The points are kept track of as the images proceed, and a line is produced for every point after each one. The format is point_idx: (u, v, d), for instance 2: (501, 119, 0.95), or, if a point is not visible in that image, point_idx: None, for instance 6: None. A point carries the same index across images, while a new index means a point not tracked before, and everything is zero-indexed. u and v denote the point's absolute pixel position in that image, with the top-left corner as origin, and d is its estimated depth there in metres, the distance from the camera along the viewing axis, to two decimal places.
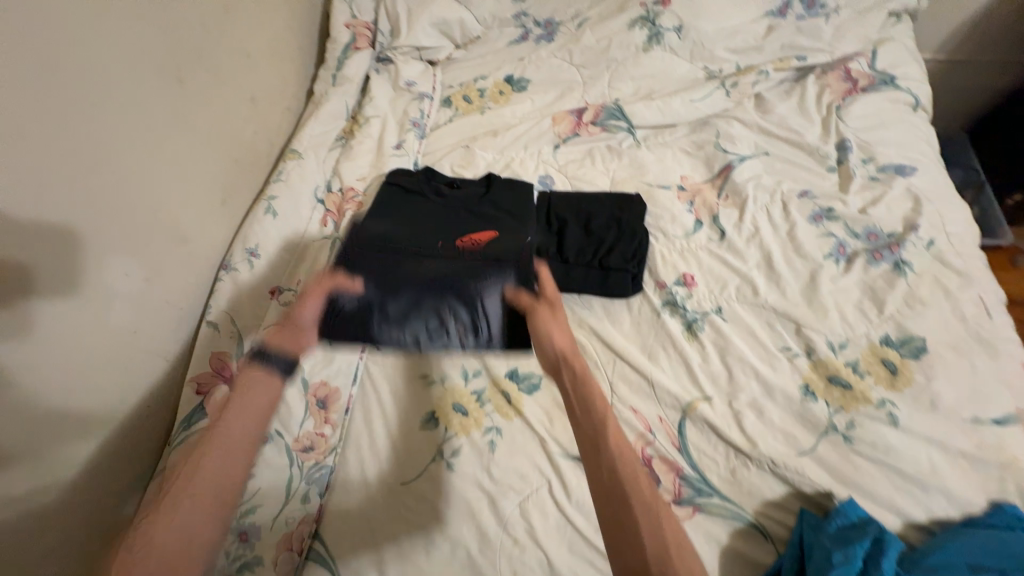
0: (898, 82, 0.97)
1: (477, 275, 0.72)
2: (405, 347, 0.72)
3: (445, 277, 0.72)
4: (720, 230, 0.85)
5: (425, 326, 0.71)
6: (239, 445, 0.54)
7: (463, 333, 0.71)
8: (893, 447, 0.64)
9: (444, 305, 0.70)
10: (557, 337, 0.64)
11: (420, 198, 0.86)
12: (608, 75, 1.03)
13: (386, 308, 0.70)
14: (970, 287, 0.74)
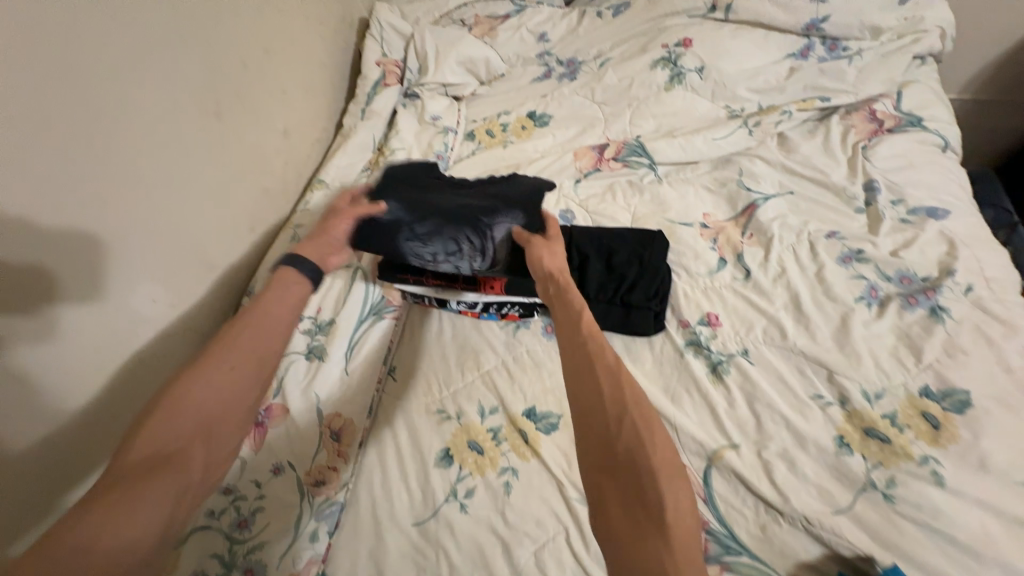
0: (926, 123, 0.96)
1: (490, 210, 0.81)
2: (425, 263, 0.78)
3: (462, 208, 0.81)
4: (745, 269, 0.83)
5: (444, 246, 0.78)
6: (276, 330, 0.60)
7: (473, 256, 0.79)
8: (939, 508, 0.60)
9: (461, 230, 0.79)
10: (552, 256, 0.74)
11: (444, 186, 0.86)
12: (630, 112, 1.05)
13: (414, 227, 0.77)
14: (1015, 336, 0.71)
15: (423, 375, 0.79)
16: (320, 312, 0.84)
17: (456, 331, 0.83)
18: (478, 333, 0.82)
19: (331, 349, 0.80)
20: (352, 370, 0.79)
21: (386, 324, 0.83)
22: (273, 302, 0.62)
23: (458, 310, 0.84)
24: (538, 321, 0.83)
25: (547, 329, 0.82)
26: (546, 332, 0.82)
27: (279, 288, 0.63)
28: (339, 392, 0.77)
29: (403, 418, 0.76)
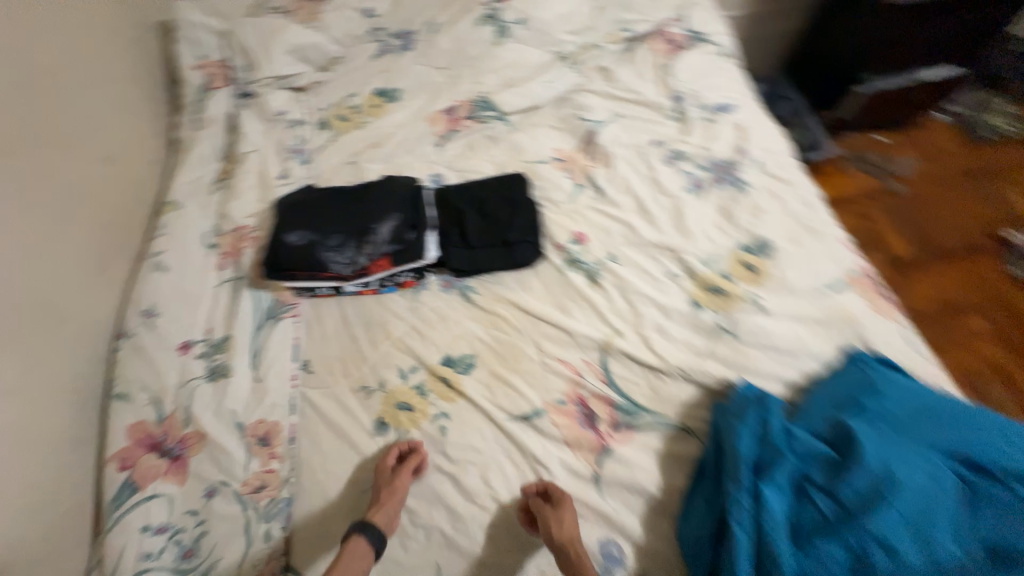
0: (708, 37, 1.16)
1: (376, 207, 0.87)
2: (347, 267, 0.83)
3: (356, 212, 0.86)
4: (597, 187, 0.96)
5: (354, 249, 0.83)
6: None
7: (367, 250, 0.83)
8: (764, 328, 0.78)
9: (360, 230, 0.84)
10: (566, 523, 0.65)
11: (330, 192, 0.90)
12: (470, 73, 1.11)
13: (325, 242, 0.83)
14: (793, 191, 0.93)
15: (337, 359, 0.81)
16: (211, 333, 0.82)
17: (360, 311, 0.85)
18: (381, 307, 0.85)
19: (234, 364, 0.78)
20: (262, 376, 0.78)
21: (287, 324, 0.83)
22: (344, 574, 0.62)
23: (357, 291, 0.86)
24: (436, 281, 0.88)
25: (446, 284, 0.88)
26: (445, 287, 0.88)
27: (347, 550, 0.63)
28: (254, 401, 0.76)
29: (326, 403, 0.77)
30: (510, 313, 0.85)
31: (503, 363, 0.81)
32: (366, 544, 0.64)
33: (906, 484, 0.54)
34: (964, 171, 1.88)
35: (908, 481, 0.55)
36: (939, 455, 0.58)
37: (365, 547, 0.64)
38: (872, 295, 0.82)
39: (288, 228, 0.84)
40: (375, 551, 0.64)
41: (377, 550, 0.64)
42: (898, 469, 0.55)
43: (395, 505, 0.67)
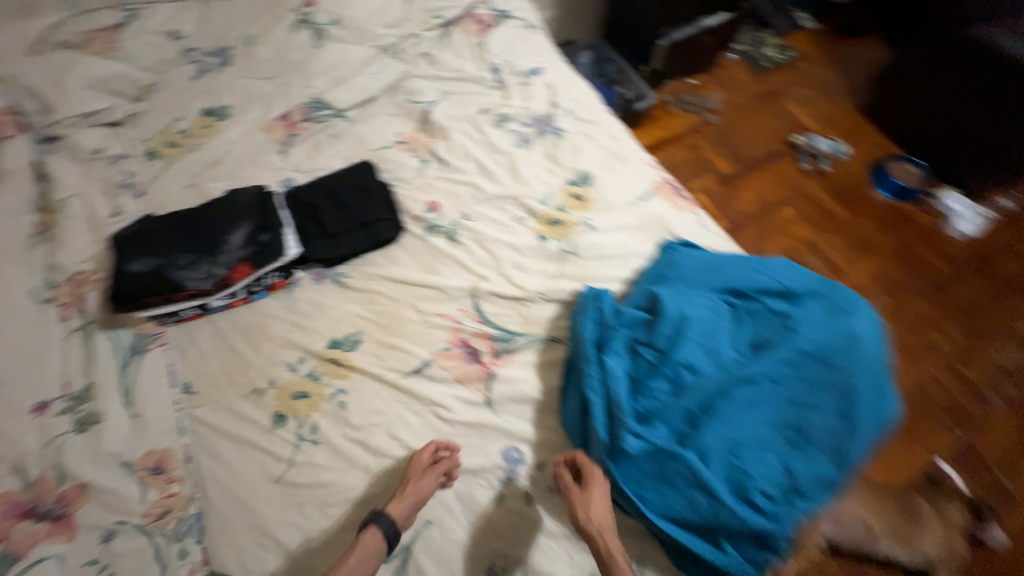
0: (511, 13, 1.30)
1: (224, 219, 0.87)
2: (205, 282, 0.83)
3: (203, 228, 0.86)
4: (440, 159, 1.06)
5: (209, 263, 0.84)
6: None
7: (222, 261, 0.84)
8: (597, 243, 0.95)
9: (210, 244, 0.85)
10: (594, 506, 0.65)
11: (171, 216, 0.89)
12: (297, 78, 1.14)
13: (175, 263, 0.82)
14: (601, 130, 1.11)
15: (221, 372, 0.82)
16: (69, 385, 0.76)
17: (234, 322, 0.86)
18: (257, 313, 0.87)
19: (103, 407, 0.75)
20: (140, 410, 0.76)
21: (156, 354, 0.81)
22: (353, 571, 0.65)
23: (225, 305, 0.87)
24: (307, 275, 0.92)
25: (317, 276, 0.92)
26: (317, 279, 0.92)
27: (362, 536, 0.67)
28: (136, 437, 0.74)
29: (218, 415, 0.78)
30: (385, 286, 0.92)
31: (388, 331, 0.87)
32: (379, 533, 0.67)
33: (694, 320, 0.72)
34: (756, 96, 2.30)
35: (695, 317, 0.72)
36: (715, 293, 0.76)
37: (377, 537, 0.67)
38: (672, 197, 1.02)
39: (129, 259, 0.82)
40: (388, 542, 0.67)
41: (391, 542, 0.67)
42: (687, 311, 0.73)
43: (417, 501, 0.70)
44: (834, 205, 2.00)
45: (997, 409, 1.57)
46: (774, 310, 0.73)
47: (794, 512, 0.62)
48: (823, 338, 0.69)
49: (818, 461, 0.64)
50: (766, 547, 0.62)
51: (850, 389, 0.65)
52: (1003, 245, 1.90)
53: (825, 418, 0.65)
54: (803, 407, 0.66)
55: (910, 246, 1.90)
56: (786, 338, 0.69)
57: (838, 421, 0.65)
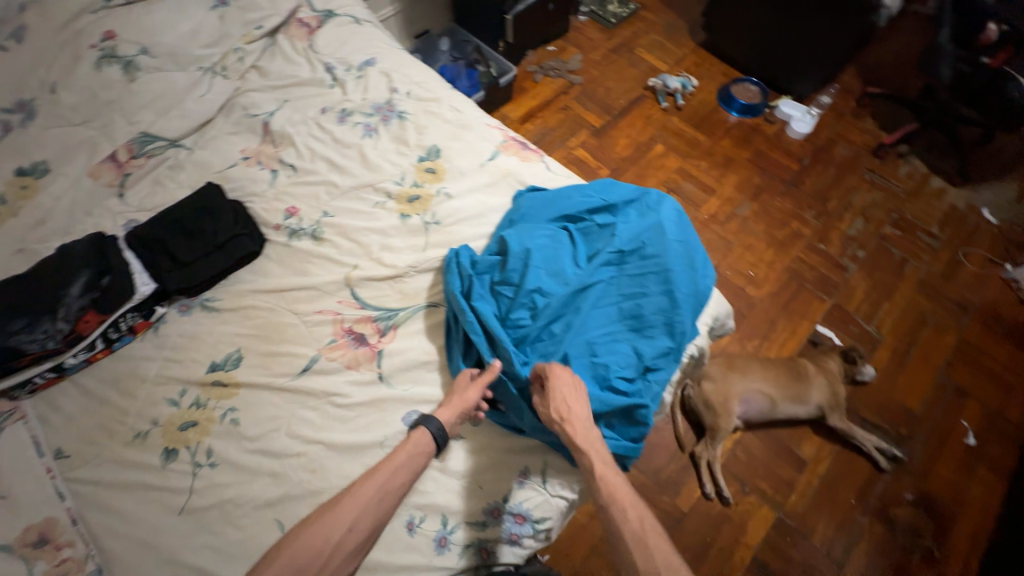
0: (336, 11, 1.30)
1: (56, 273, 0.83)
2: (51, 341, 0.79)
3: (33, 287, 0.81)
4: (291, 165, 1.06)
5: (49, 321, 0.79)
6: (398, 479, 0.69)
7: (65, 314, 0.80)
8: (455, 208, 1.00)
9: (45, 301, 0.80)
10: (570, 400, 0.70)
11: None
12: (117, 116, 1.08)
13: (7, 330, 0.77)
14: (443, 104, 1.15)
15: (96, 427, 0.79)
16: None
17: (100, 376, 0.83)
18: (124, 360, 0.85)
19: None
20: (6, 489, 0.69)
21: (14, 430, 0.76)
22: (404, 465, 0.70)
23: (86, 362, 0.83)
24: (171, 310, 0.90)
25: (183, 307, 0.90)
26: (183, 311, 0.90)
27: (413, 436, 0.73)
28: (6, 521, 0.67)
29: (101, 469, 0.76)
30: (258, 299, 0.92)
31: (269, 341, 0.88)
32: (428, 434, 0.73)
33: (539, 250, 0.80)
34: (610, 50, 2.46)
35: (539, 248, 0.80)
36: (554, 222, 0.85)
37: (427, 437, 0.73)
38: (518, 151, 1.10)
39: None
40: (435, 443, 0.73)
41: (439, 444, 0.73)
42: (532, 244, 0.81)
43: (461, 410, 0.75)
44: (695, 133, 2.20)
45: (853, 272, 1.84)
46: (602, 225, 0.85)
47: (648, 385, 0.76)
48: (640, 237, 0.81)
49: (656, 336, 0.77)
50: (633, 419, 0.76)
51: (669, 274, 0.79)
52: (834, 134, 2.20)
53: (655, 300, 0.78)
54: (637, 299, 0.78)
55: (764, 153, 2.14)
56: (613, 245, 0.80)
57: (666, 303, 0.78)
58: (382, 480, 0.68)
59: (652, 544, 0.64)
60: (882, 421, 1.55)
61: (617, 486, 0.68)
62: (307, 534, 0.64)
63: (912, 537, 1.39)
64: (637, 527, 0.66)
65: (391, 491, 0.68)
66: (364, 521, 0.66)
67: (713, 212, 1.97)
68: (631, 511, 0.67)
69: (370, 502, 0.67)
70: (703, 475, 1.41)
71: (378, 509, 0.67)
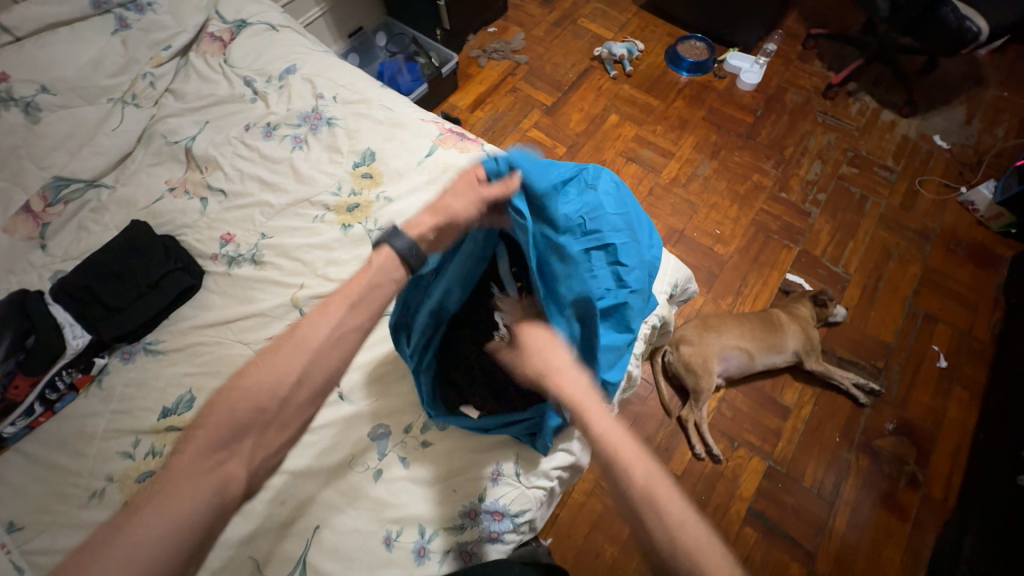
0: (248, 19, 1.23)
1: None
2: None
3: None
4: (221, 190, 1.01)
5: None
6: (352, 320, 0.66)
7: None
8: (397, 211, 0.97)
9: None
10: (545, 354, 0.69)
11: None
12: (26, 162, 1.00)
13: None
14: (372, 104, 1.10)
15: (50, 494, 0.76)
16: None
17: (46, 440, 0.80)
18: (69, 420, 0.81)
19: None
20: None
21: None
22: (361, 301, 0.68)
23: (28, 427, 0.80)
24: (114, 359, 0.86)
25: (126, 355, 0.87)
26: (126, 359, 0.86)
27: (376, 258, 0.70)
28: None
29: (58, 537, 0.72)
30: (203, 334, 0.89)
31: (221, 376, 0.84)
32: (393, 249, 0.70)
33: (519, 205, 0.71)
34: (552, 24, 2.39)
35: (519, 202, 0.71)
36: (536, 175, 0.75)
37: (393, 255, 0.70)
38: (456, 142, 1.06)
39: None
40: (403, 254, 0.70)
41: (405, 262, 0.71)
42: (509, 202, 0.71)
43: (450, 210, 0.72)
44: (647, 98, 2.17)
45: (817, 216, 1.86)
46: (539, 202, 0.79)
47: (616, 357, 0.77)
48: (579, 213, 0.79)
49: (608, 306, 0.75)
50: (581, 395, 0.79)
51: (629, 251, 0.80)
52: (784, 81, 2.19)
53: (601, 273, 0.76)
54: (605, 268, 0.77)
55: (717, 109, 2.12)
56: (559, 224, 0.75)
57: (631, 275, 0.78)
58: (336, 318, 0.66)
59: (662, 497, 0.59)
60: (858, 357, 1.59)
61: (618, 443, 0.62)
62: (247, 390, 0.60)
63: (898, 465, 1.42)
64: (645, 486, 0.60)
65: (345, 331, 0.66)
66: (314, 369, 0.64)
67: (673, 175, 1.96)
68: (636, 466, 0.61)
69: (320, 347, 0.64)
70: (691, 437, 1.43)
71: (329, 358, 0.65)
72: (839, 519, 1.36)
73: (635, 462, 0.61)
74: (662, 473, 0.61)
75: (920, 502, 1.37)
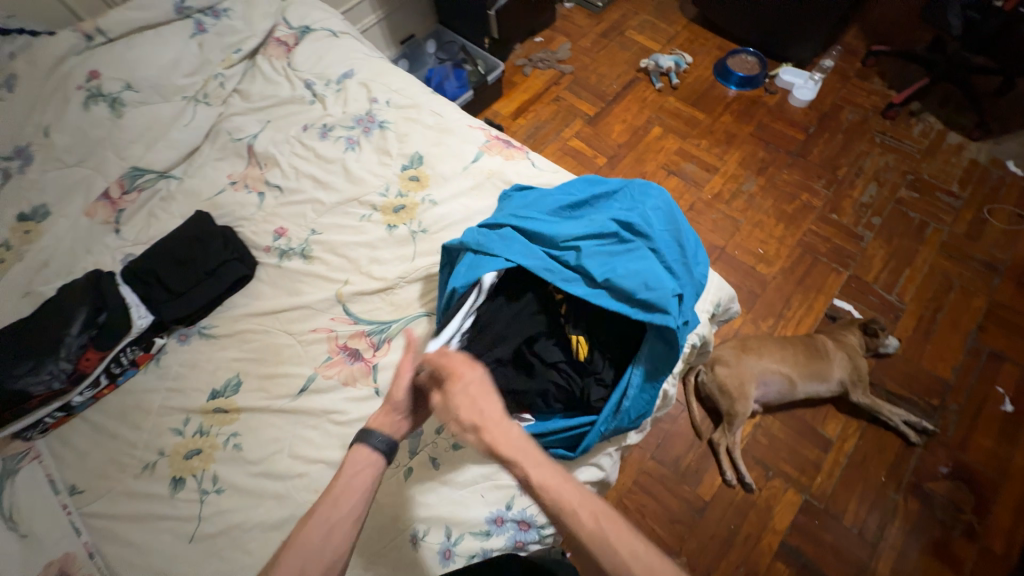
0: (313, 26, 1.29)
1: (58, 316, 0.84)
2: (55, 381, 0.81)
3: (36, 330, 0.83)
4: (277, 186, 1.07)
5: (50, 362, 0.81)
6: (343, 508, 0.64)
7: (64, 356, 0.82)
8: (439, 214, 1.00)
9: (46, 346, 0.81)
10: (463, 409, 0.65)
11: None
12: (109, 152, 1.08)
13: (14, 370, 0.79)
14: (423, 109, 1.13)
15: (107, 461, 0.81)
16: None
17: (109, 411, 0.86)
18: (128, 393, 0.87)
19: None
20: (28, 528, 0.73)
21: (31, 470, 0.80)
22: (349, 487, 0.65)
23: (92, 399, 0.86)
24: (171, 340, 0.92)
25: (182, 336, 0.92)
26: (183, 340, 0.92)
27: (351, 456, 0.69)
28: (32, 555, 0.71)
29: (115, 502, 0.77)
30: (252, 321, 0.93)
31: (266, 364, 0.88)
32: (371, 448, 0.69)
33: (524, 258, 0.79)
34: (600, 35, 2.39)
35: (524, 256, 0.79)
36: (530, 221, 0.84)
37: (368, 453, 0.68)
38: (502, 150, 1.07)
39: None
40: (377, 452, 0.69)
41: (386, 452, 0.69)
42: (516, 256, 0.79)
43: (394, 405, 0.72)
44: (693, 111, 2.12)
45: (870, 241, 1.76)
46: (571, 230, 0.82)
47: (634, 401, 0.77)
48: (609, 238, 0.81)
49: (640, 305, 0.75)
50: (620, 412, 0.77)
51: (647, 250, 0.80)
52: (840, 99, 2.09)
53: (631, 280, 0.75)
54: (646, 274, 0.76)
55: (767, 125, 2.05)
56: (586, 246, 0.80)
57: (665, 280, 0.76)
58: (326, 514, 0.63)
59: (610, 536, 0.57)
60: (910, 392, 1.48)
61: (561, 490, 0.59)
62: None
63: (952, 512, 1.31)
64: (592, 528, 0.57)
65: (343, 518, 0.63)
66: (318, 565, 0.60)
67: (717, 191, 1.90)
68: (582, 510, 0.58)
69: (321, 541, 0.61)
70: (723, 462, 1.37)
71: (339, 539, 0.62)
72: (882, 562, 1.27)
73: (585, 508, 0.58)
74: (609, 512, 0.59)
75: (976, 555, 1.26)
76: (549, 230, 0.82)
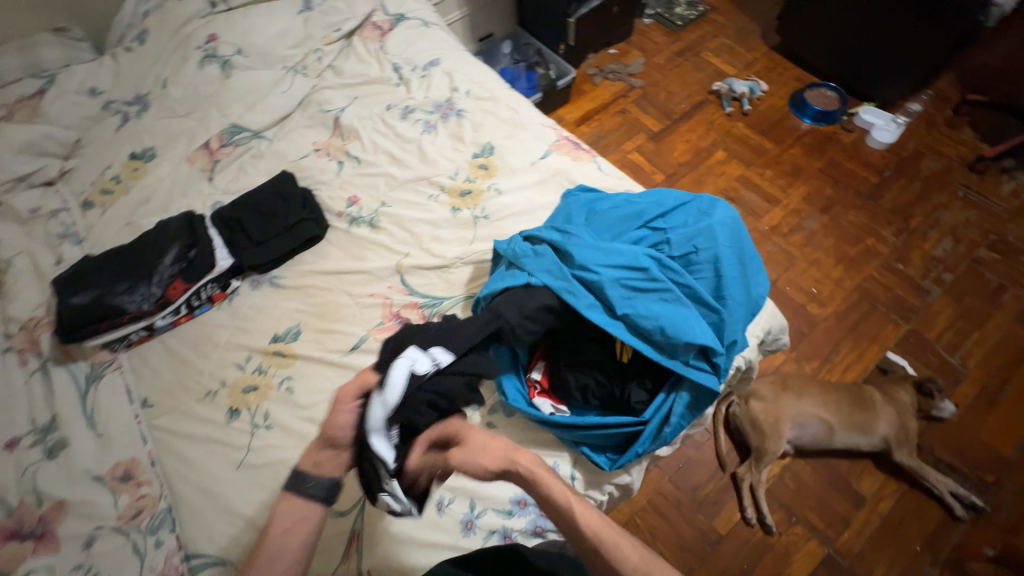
0: (408, 15, 1.37)
1: (155, 246, 0.95)
2: (145, 303, 0.90)
3: (137, 256, 0.94)
4: (355, 157, 1.14)
5: (144, 286, 0.91)
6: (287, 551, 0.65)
7: (154, 282, 0.92)
8: (502, 204, 1.03)
9: (141, 272, 0.92)
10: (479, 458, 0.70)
11: (105, 252, 0.95)
12: (213, 108, 1.19)
13: (115, 288, 0.90)
14: (499, 103, 1.18)
15: (176, 383, 0.89)
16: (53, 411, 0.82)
17: (183, 337, 0.94)
18: (201, 325, 0.95)
19: (69, 433, 0.79)
20: (104, 429, 0.82)
21: (111, 377, 0.87)
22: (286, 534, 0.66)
23: (171, 324, 0.95)
24: (244, 284, 1.00)
25: (255, 282, 1.00)
26: (254, 285, 1.00)
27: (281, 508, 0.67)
28: (103, 452, 0.79)
29: (179, 420, 0.85)
30: (315, 278, 0.99)
31: (324, 319, 0.94)
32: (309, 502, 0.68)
33: (549, 279, 0.82)
34: (675, 53, 2.38)
35: (552, 277, 0.82)
36: (569, 238, 0.86)
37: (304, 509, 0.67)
38: (571, 150, 1.10)
39: (75, 295, 0.88)
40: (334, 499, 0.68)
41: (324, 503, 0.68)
42: (542, 276, 0.82)
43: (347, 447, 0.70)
44: (761, 140, 2.08)
45: (937, 297, 1.66)
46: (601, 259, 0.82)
47: (674, 427, 0.78)
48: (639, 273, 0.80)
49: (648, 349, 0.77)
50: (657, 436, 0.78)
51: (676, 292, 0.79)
52: (923, 145, 1.99)
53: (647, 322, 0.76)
54: (663, 321, 0.76)
55: (839, 163, 1.98)
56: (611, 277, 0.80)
57: (684, 329, 0.75)
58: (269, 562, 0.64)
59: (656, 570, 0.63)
60: (961, 462, 1.39)
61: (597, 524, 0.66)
62: None
63: None
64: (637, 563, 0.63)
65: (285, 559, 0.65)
66: None
67: (775, 223, 1.85)
68: (625, 545, 0.64)
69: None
70: (744, 497, 1.33)
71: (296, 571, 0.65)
72: None
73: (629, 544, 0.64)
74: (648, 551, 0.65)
75: None
76: (580, 253, 0.83)
